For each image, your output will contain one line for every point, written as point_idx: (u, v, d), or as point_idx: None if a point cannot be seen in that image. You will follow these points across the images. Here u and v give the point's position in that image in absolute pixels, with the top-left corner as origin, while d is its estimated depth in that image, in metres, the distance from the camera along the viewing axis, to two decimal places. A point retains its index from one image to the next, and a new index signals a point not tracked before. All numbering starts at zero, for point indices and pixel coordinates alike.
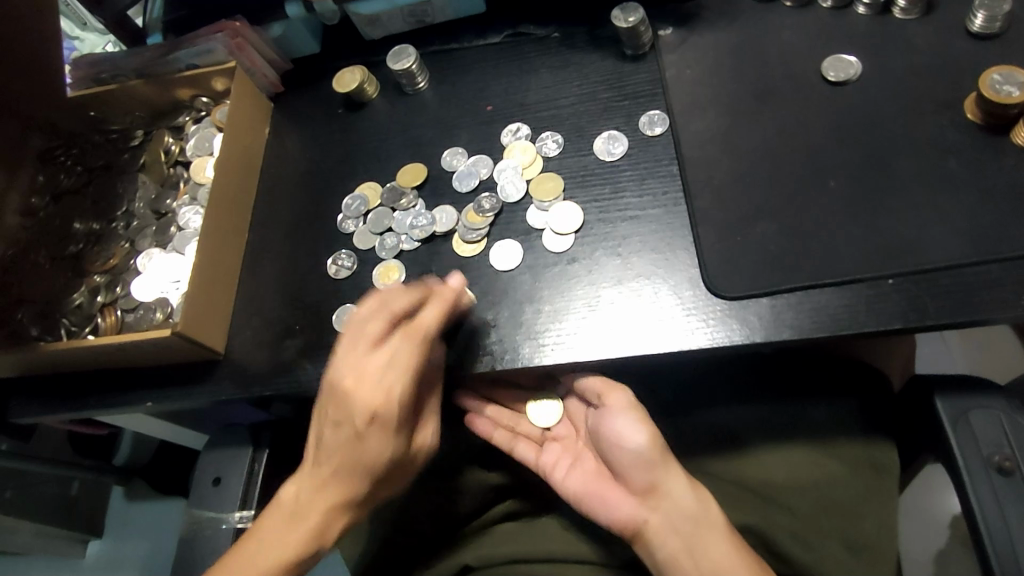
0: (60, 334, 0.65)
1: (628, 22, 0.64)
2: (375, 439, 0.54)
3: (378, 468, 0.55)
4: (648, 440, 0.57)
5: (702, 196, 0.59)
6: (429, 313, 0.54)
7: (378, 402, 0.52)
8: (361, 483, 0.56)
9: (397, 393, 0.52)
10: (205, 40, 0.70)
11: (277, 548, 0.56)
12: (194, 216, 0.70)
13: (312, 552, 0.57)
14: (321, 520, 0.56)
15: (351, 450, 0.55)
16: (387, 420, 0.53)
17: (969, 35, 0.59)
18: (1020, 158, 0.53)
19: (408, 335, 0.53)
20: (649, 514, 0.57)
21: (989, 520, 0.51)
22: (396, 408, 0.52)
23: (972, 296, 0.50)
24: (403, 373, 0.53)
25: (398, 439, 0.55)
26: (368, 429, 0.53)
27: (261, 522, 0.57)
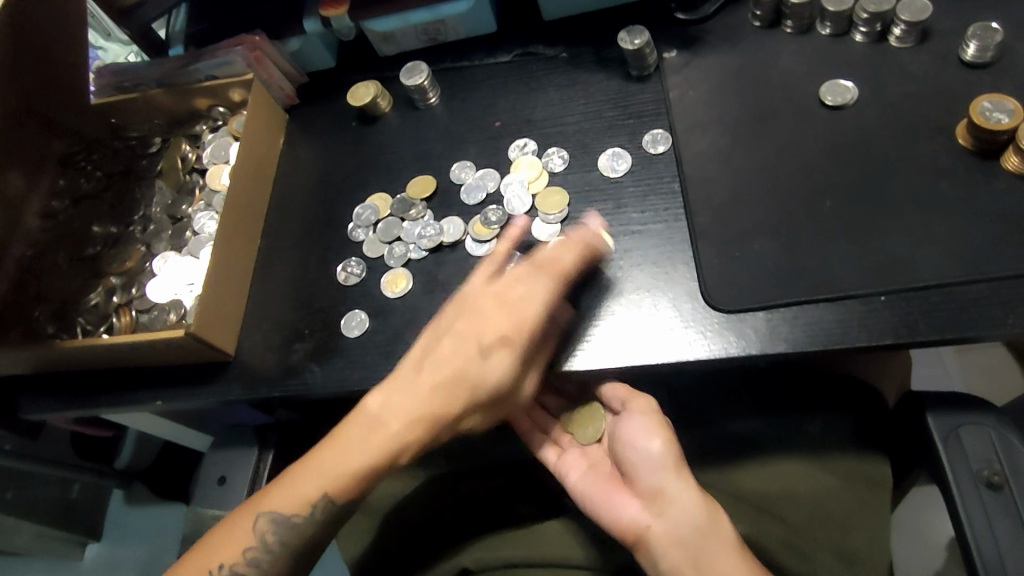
0: (76, 333, 0.67)
1: (634, 44, 0.66)
2: (500, 366, 0.56)
3: (485, 391, 0.57)
4: (663, 445, 0.58)
5: (702, 212, 0.60)
6: (567, 255, 0.58)
7: (511, 328, 0.56)
8: (460, 402, 0.57)
9: (534, 321, 0.56)
10: (224, 52, 0.73)
11: (359, 451, 0.56)
12: (209, 222, 0.72)
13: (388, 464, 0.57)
14: (404, 430, 0.56)
15: (462, 374, 0.57)
16: (514, 345, 0.56)
17: (962, 64, 0.61)
18: (1010, 183, 0.55)
19: (551, 274, 0.57)
20: (653, 520, 0.57)
21: (979, 537, 0.52)
22: (530, 335, 0.56)
23: (962, 314, 0.52)
24: (541, 309, 0.56)
25: (517, 373, 0.56)
26: (495, 351, 0.56)
27: (344, 431, 0.57)
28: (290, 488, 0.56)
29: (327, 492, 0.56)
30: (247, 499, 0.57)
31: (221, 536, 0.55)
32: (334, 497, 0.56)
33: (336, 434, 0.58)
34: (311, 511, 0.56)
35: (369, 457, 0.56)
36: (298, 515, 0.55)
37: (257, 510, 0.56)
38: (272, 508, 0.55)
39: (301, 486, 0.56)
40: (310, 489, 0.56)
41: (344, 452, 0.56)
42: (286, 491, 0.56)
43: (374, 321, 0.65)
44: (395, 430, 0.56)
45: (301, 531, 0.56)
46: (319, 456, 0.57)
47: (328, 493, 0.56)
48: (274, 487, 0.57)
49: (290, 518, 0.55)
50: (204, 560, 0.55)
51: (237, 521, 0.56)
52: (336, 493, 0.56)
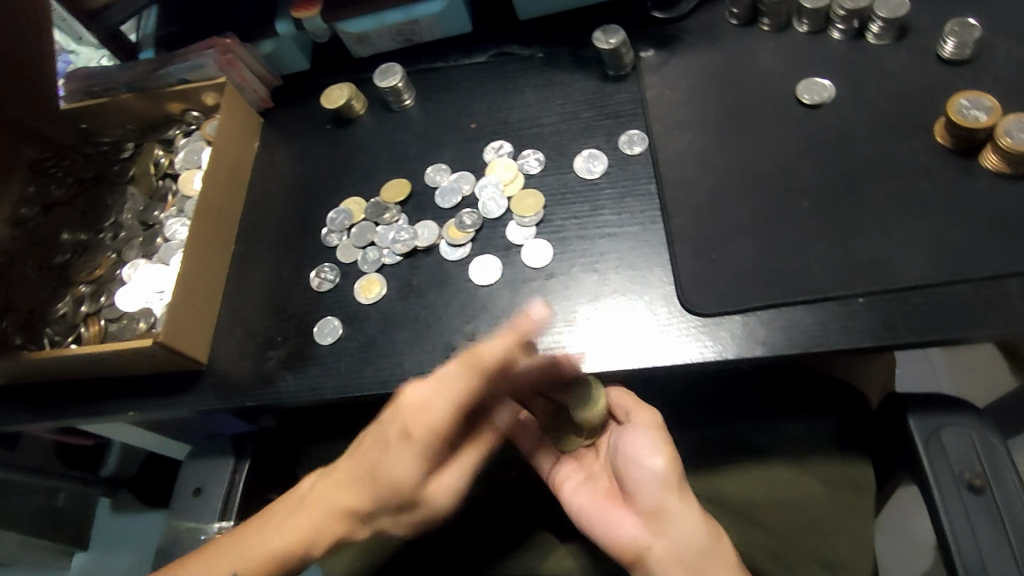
0: (43, 344, 0.66)
1: (609, 44, 0.65)
2: (395, 461, 0.51)
3: (385, 491, 0.52)
4: (667, 461, 0.56)
5: (679, 214, 0.60)
6: (493, 344, 0.46)
7: (409, 423, 0.49)
8: (365, 497, 0.53)
9: (438, 421, 0.49)
10: (195, 56, 0.72)
11: (274, 532, 0.56)
12: (181, 228, 0.70)
13: (295, 553, 0.55)
14: (319, 515, 0.55)
15: (372, 470, 0.52)
16: (417, 439, 0.50)
17: (940, 60, 0.60)
18: (989, 182, 0.54)
19: (464, 361, 0.47)
20: (654, 540, 0.55)
21: (960, 540, 0.51)
22: (425, 433, 0.49)
23: (940, 315, 0.51)
24: (446, 407, 0.48)
25: (420, 471, 0.51)
26: (395, 446, 0.50)
27: (275, 511, 0.58)
28: (206, 562, 0.56)
29: (235, 574, 0.55)
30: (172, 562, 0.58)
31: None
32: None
33: (268, 513, 0.58)
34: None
35: (279, 544, 0.55)
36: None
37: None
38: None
39: (214, 562, 0.55)
40: (220, 566, 0.55)
41: (261, 534, 0.56)
42: (200, 565, 0.56)
43: (347, 328, 0.64)
44: (314, 522, 0.55)
45: None
46: (248, 529, 0.57)
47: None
48: (197, 554, 0.57)
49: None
50: None
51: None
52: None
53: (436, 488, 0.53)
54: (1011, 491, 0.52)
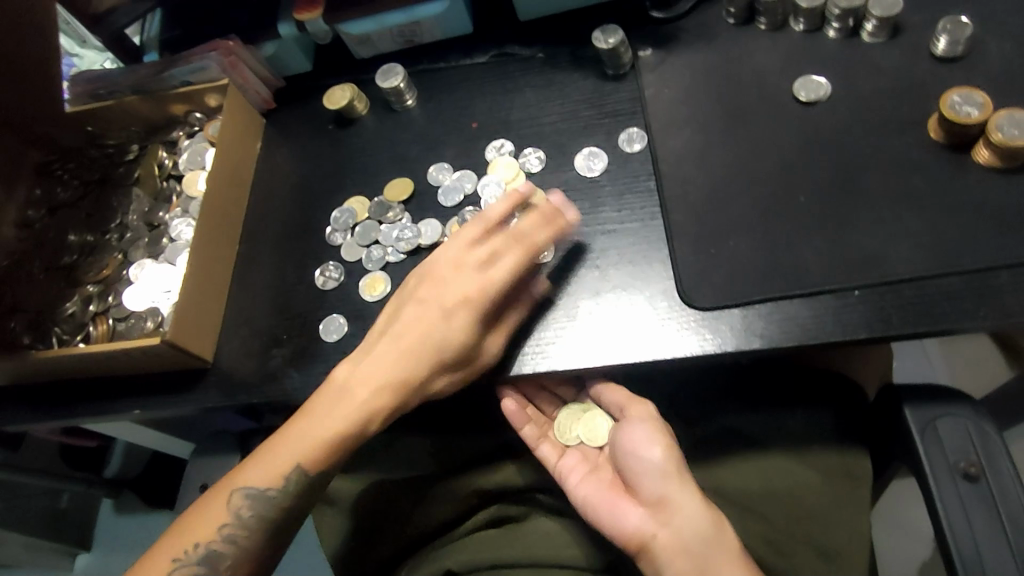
0: (52, 343, 0.67)
1: (608, 44, 0.66)
2: (456, 324, 0.55)
3: (448, 353, 0.56)
4: (664, 451, 0.58)
5: (677, 210, 0.61)
6: (534, 226, 0.58)
7: (469, 289, 0.55)
8: (423, 367, 0.56)
9: (496, 283, 0.55)
10: (199, 58, 0.73)
11: (327, 420, 0.56)
12: (186, 228, 0.71)
13: (356, 431, 0.56)
14: (373, 396, 0.56)
15: (426, 337, 0.56)
16: (474, 304, 0.55)
17: (933, 58, 0.61)
18: (981, 177, 0.55)
19: (514, 241, 0.57)
20: (657, 528, 0.56)
21: (955, 527, 0.52)
22: (489, 298, 0.55)
23: (934, 307, 0.52)
24: (504, 274, 0.55)
25: (477, 331, 0.56)
26: (454, 312, 0.55)
27: (315, 400, 0.58)
28: (266, 462, 0.56)
29: (302, 463, 0.56)
30: (222, 477, 0.57)
31: (201, 513, 0.56)
32: (309, 467, 0.56)
33: (308, 404, 0.58)
34: (286, 482, 0.56)
35: (337, 425, 0.56)
36: (272, 487, 0.55)
37: (231, 488, 0.56)
38: (246, 483, 0.56)
39: (276, 458, 0.56)
40: (286, 459, 0.56)
41: (315, 424, 0.56)
42: (261, 465, 0.56)
43: (352, 326, 0.65)
44: (364, 398, 0.56)
45: (275, 505, 0.56)
46: (293, 428, 0.57)
47: (304, 463, 0.56)
48: (251, 458, 0.57)
49: (264, 491, 0.55)
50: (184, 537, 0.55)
51: (213, 498, 0.56)
52: (310, 464, 0.56)
53: (489, 345, 0.57)
54: (1005, 479, 0.53)
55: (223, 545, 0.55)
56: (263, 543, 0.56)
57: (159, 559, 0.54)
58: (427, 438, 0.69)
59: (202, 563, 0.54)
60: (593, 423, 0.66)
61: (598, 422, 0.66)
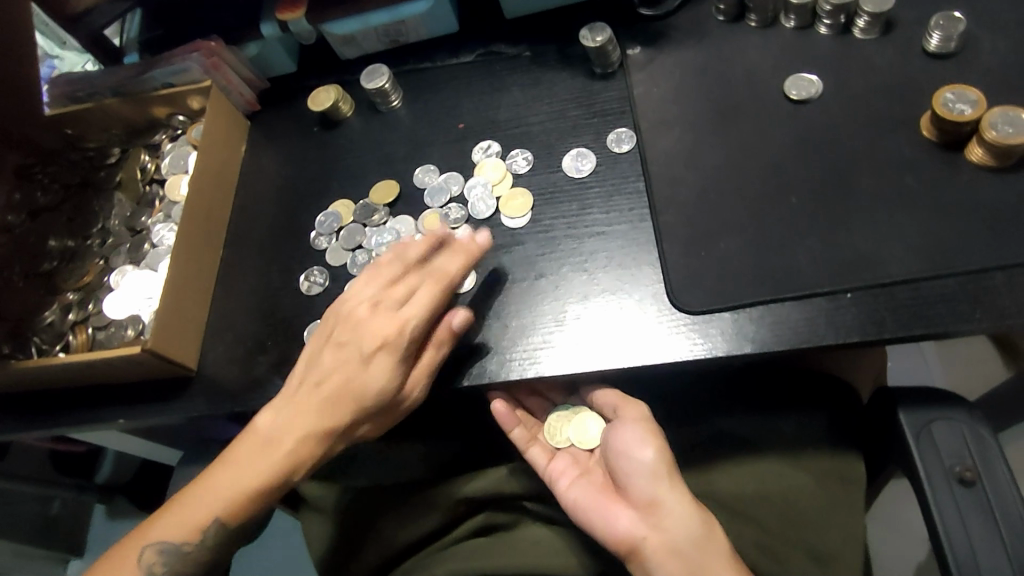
0: (31, 353, 0.65)
1: (596, 42, 0.65)
2: (375, 370, 0.54)
3: (367, 400, 0.55)
4: (657, 453, 0.57)
5: (667, 211, 0.59)
6: (451, 263, 0.56)
7: (388, 332, 0.54)
8: (345, 413, 0.55)
9: (414, 324, 0.54)
10: (180, 59, 0.71)
11: (248, 471, 0.55)
12: (168, 234, 0.70)
13: (280, 480, 0.55)
14: (296, 445, 0.55)
15: (346, 383, 0.55)
16: (394, 348, 0.54)
17: (926, 54, 0.60)
18: (974, 175, 0.54)
19: (433, 280, 0.56)
20: (648, 531, 0.55)
21: (951, 533, 0.51)
22: (407, 339, 0.54)
23: (928, 310, 0.51)
24: (422, 313, 0.54)
25: (397, 376, 0.54)
26: (374, 356, 0.54)
27: (233, 450, 0.57)
28: (181, 518, 0.55)
29: (218, 518, 0.55)
30: (136, 529, 0.56)
31: (116, 566, 0.55)
32: (226, 522, 0.55)
33: (226, 454, 0.57)
34: (201, 538, 0.55)
35: (256, 478, 0.55)
36: (190, 541, 0.54)
37: (143, 543, 0.55)
38: (160, 538, 0.55)
39: (190, 513, 0.55)
40: (199, 515, 0.55)
41: (232, 478, 0.55)
42: (178, 518, 0.55)
43: None
44: (286, 447, 0.55)
45: (195, 556, 0.55)
46: (211, 478, 0.56)
47: (220, 517, 0.54)
48: (167, 510, 0.56)
49: (179, 547, 0.54)
50: None
51: (127, 552, 0.55)
52: (230, 516, 0.55)
53: (411, 391, 0.55)
54: (1001, 484, 0.52)
55: None
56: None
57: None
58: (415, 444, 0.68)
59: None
60: (581, 425, 0.65)
61: (589, 424, 0.65)
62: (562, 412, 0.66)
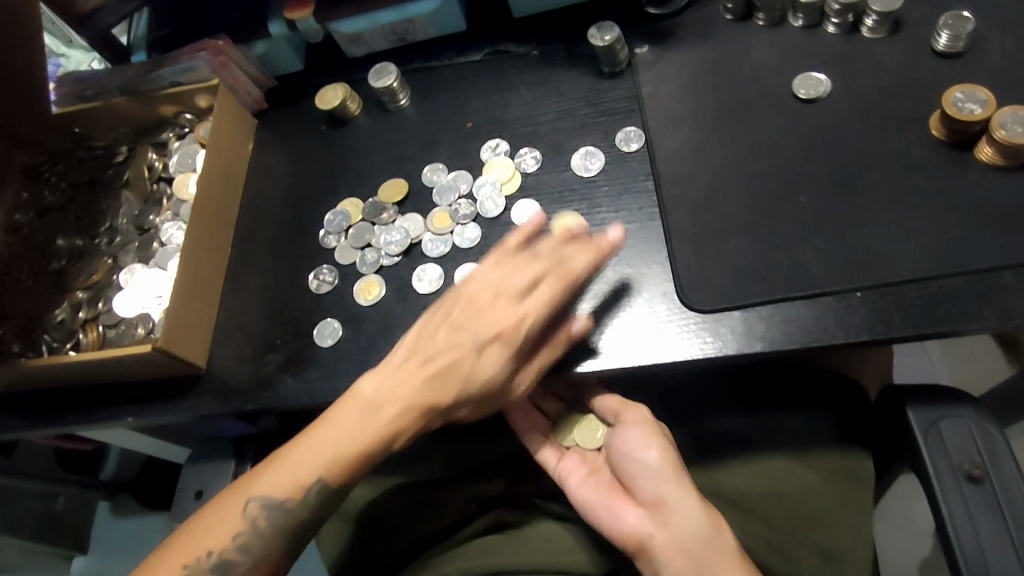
0: (41, 351, 0.65)
1: (604, 41, 0.65)
2: (489, 361, 0.54)
3: (475, 386, 0.54)
4: (660, 453, 0.58)
5: (676, 210, 0.60)
6: (580, 261, 0.55)
7: (504, 326, 0.54)
8: (453, 389, 0.54)
9: (532, 320, 0.54)
10: (188, 58, 0.71)
11: (353, 434, 0.54)
12: (177, 232, 0.70)
13: (384, 446, 0.55)
14: (401, 413, 0.54)
15: (455, 364, 0.54)
16: (509, 340, 0.54)
17: (934, 53, 0.60)
18: (983, 174, 0.54)
19: (558, 276, 0.55)
20: (656, 529, 0.56)
21: (959, 531, 0.51)
22: (522, 336, 0.54)
23: (937, 308, 0.51)
24: (542, 312, 0.54)
25: (506, 370, 0.54)
26: (488, 346, 0.54)
27: (336, 411, 0.56)
28: (286, 475, 0.54)
29: (323, 477, 0.54)
30: (234, 485, 0.55)
31: (213, 521, 0.54)
32: (330, 484, 0.54)
33: (328, 414, 0.56)
34: (305, 496, 0.54)
35: (362, 441, 0.54)
36: (290, 500, 0.54)
37: (246, 496, 0.54)
38: (263, 493, 0.54)
39: (297, 469, 0.54)
40: (305, 473, 0.54)
41: (335, 438, 0.54)
42: (277, 476, 0.54)
43: (346, 330, 0.64)
44: (391, 415, 0.54)
45: (292, 516, 0.54)
46: (314, 437, 0.55)
47: (324, 478, 0.54)
48: (268, 467, 0.55)
49: (282, 504, 0.54)
50: (190, 548, 0.53)
51: (228, 505, 0.54)
52: (333, 478, 0.54)
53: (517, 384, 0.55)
54: (1009, 481, 0.52)
55: (234, 557, 0.53)
56: (274, 557, 0.54)
57: (173, 555, 0.53)
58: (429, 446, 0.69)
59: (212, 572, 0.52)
60: (592, 428, 0.64)
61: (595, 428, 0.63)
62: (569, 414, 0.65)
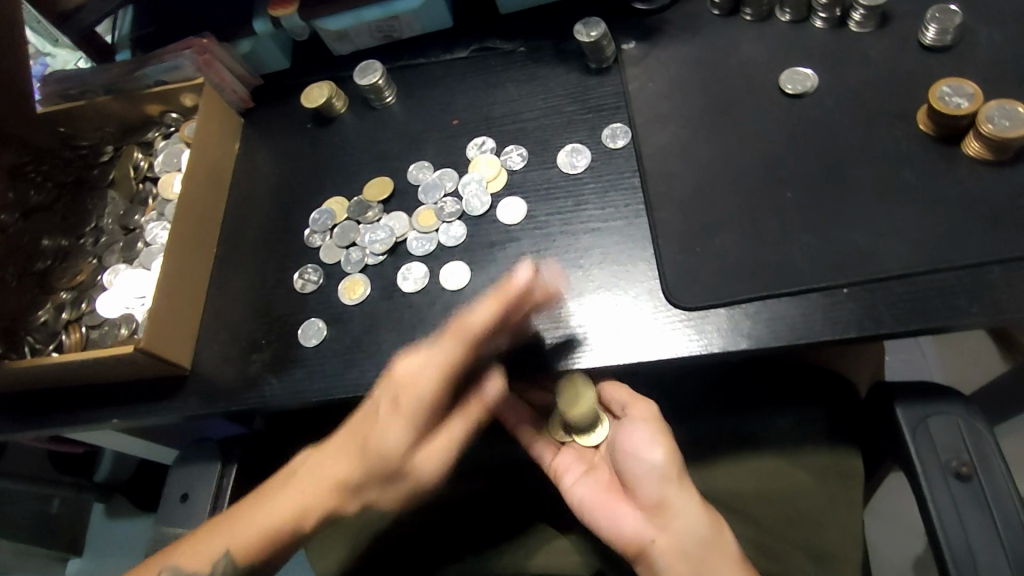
0: (24, 353, 0.65)
1: (591, 37, 0.65)
2: (387, 432, 0.53)
3: (376, 459, 0.54)
4: (666, 453, 0.56)
5: (662, 207, 0.59)
6: (479, 313, 0.51)
7: (400, 392, 0.52)
8: (358, 464, 0.55)
9: (425, 382, 0.52)
10: (172, 57, 0.71)
11: (274, 509, 0.56)
12: (162, 232, 0.70)
13: (292, 526, 0.56)
14: (314, 495, 0.56)
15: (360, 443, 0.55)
16: (404, 409, 0.53)
17: (922, 47, 0.60)
18: (971, 169, 0.54)
19: (457, 332, 0.51)
20: (657, 533, 0.54)
21: (947, 529, 0.51)
22: (417, 400, 0.52)
23: (924, 304, 0.51)
24: (437, 376, 0.52)
25: (405, 441, 0.53)
26: (386, 415, 0.53)
27: (265, 493, 0.58)
28: (197, 549, 0.54)
29: (230, 553, 0.53)
30: (153, 559, 0.56)
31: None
32: (237, 560, 0.54)
33: (255, 494, 0.58)
34: (212, 571, 0.53)
35: (281, 515, 0.56)
36: (199, 574, 0.53)
37: (159, 565, 0.54)
38: (170, 562, 0.54)
39: (210, 543, 0.55)
40: (215, 548, 0.54)
41: (255, 515, 0.56)
42: (194, 550, 0.54)
43: (330, 329, 0.63)
44: (303, 492, 0.56)
45: None
46: (236, 514, 0.56)
47: (229, 553, 0.53)
48: (184, 544, 0.55)
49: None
50: None
51: (149, 566, 0.55)
52: (241, 555, 0.54)
53: (419, 459, 0.54)
54: (997, 479, 0.52)
55: None
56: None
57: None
58: None
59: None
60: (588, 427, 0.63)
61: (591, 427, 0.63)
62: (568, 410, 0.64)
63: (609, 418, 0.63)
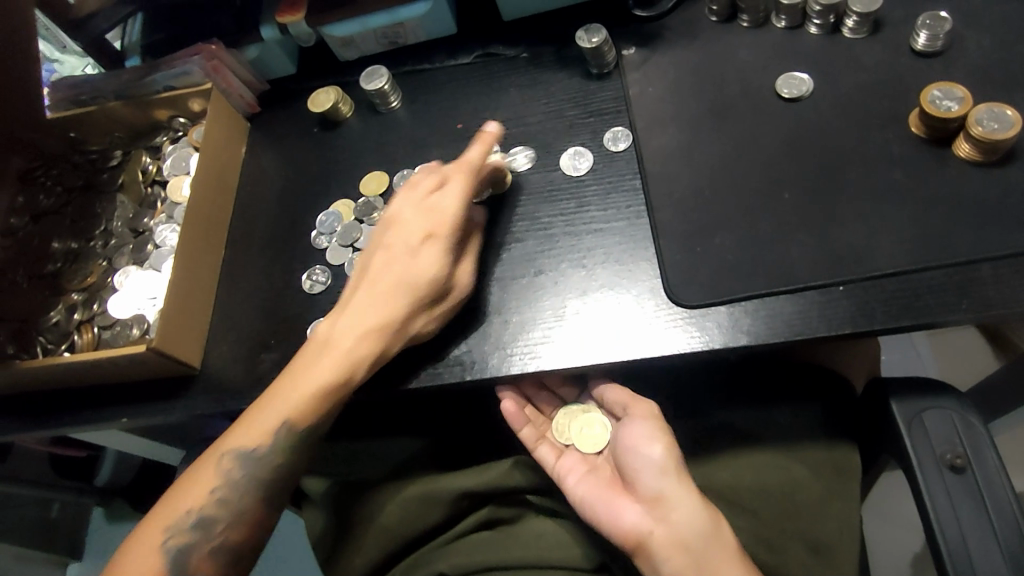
0: (36, 353, 0.66)
1: (592, 43, 0.66)
2: (426, 256, 0.58)
3: (423, 282, 0.58)
4: (665, 448, 0.58)
5: (663, 209, 0.61)
6: (473, 151, 0.62)
7: (431, 223, 0.59)
8: (402, 302, 0.58)
9: (455, 212, 0.59)
10: (182, 62, 0.72)
11: (317, 372, 0.57)
12: (171, 234, 0.71)
13: (347, 377, 0.57)
14: (357, 343, 0.57)
15: (398, 275, 0.58)
16: (439, 235, 0.59)
17: (913, 53, 0.61)
18: (961, 170, 0.56)
19: (460, 170, 0.61)
20: (655, 525, 0.56)
21: (942, 519, 0.52)
22: (450, 224, 0.59)
23: (916, 301, 0.52)
24: (460, 200, 0.59)
25: (445, 262, 0.58)
26: (422, 246, 0.59)
27: (298, 361, 0.59)
28: (251, 424, 0.57)
29: (288, 418, 0.56)
30: (207, 449, 0.58)
31: (188, 484, 0.56)
32: (298, 423, 0.56)
33: (289, 368, 0.59)
34: (273, 440, 0.56)
35: (325, 375, 0.57)
36: (259, 446, 0.56)
37: (220, 453, 0.57)
38: (233, 447, 0.57)
39: (263, 418, 0.57)
40: (270, 421, 0.57)
41: (299, 381, 0.57)
42: (247, 429, 0.57)
43: None
44: (346, 346, 0.57)
45: (266, 464, 0.56)
46: (278, 388, 0.58)
47: (290, 419, 0.56)
48: (236, 426, 0.58)
49: (254, 451, 0.56)
50: (171, 510, 0.55)
51: (201, 471, 0.56)
52: (300, 419, 0.56)
53: (457, 273, 0.60)
54: (989, 470, 0.53)
55: (213, 512, 0.55)
56: (257, 509, 0.56)
57: (152, 529, 0.54)
58: (419, 440, 0.70)
59: (193, 531, 0.54)
60: (591, 431, 0.66)
61: (595, 429, 0.66)
62: (570, 414, 0.68)
63: (610, 422, 0.66)
